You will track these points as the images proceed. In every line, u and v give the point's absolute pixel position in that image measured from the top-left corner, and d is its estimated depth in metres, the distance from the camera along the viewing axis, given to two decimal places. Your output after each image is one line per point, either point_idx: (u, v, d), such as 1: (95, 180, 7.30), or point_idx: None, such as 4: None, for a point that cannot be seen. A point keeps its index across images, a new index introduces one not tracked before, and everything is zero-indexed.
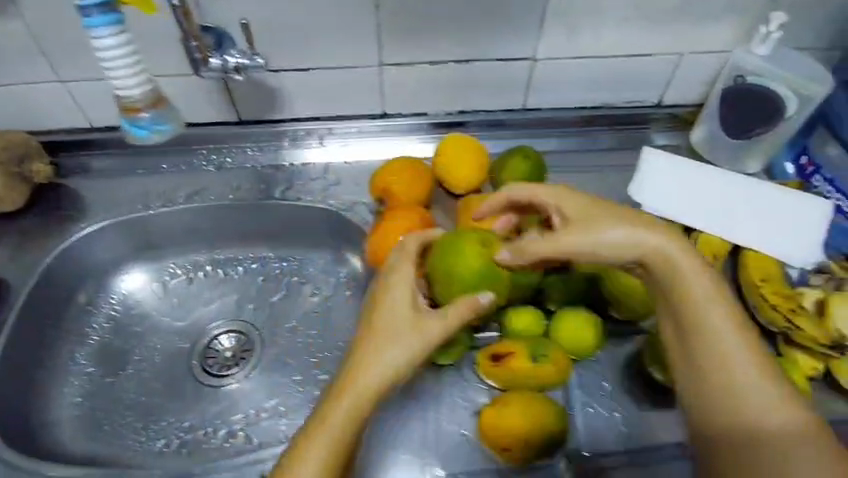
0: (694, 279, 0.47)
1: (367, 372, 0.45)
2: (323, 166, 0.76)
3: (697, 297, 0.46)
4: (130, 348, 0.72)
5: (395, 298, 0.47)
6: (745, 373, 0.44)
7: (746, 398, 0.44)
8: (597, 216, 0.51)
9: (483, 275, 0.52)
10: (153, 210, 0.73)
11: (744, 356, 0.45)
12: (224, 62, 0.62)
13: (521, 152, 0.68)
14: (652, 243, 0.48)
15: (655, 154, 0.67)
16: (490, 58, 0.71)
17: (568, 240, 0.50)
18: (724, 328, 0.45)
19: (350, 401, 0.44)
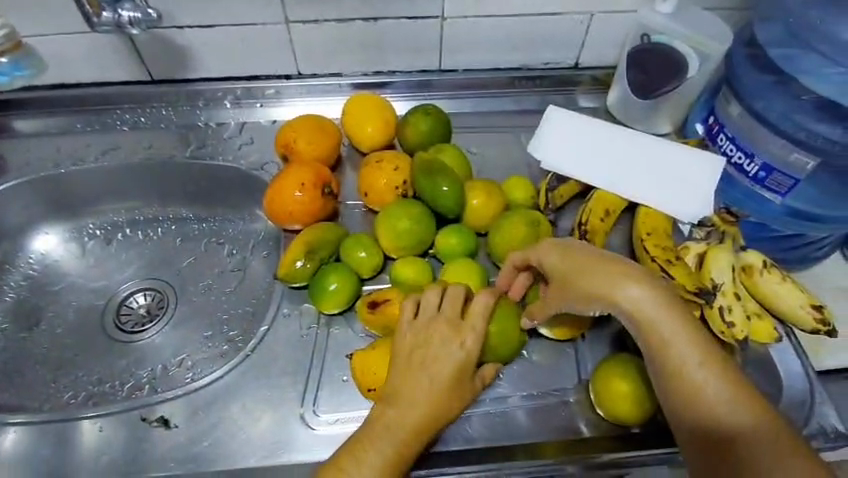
0: (651, 309, 0.48)
1: (414, 406, 0.49)
2: (236, 126, 0.77)
3: (655, 320, 0.47)
4: (44, 306, 0.72)
5: (414, 372, 0.50)
6: (715, 388, 0.46)
7: (722, 411, 0.45)
8: (587, 272, 0.50)
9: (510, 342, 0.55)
10: (65, 169, 0.73)
11: (707, 373, 0.46)
12: (116, 16, 0.62)
13: (422, 110, 0.68)
14: (620, 291, 0.49)
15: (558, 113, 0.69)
16: (398, 16, 0.71)
17: (565, 294, 0.51)
18: (685, 350, 0.47)
19: (388, 438, 0.48)
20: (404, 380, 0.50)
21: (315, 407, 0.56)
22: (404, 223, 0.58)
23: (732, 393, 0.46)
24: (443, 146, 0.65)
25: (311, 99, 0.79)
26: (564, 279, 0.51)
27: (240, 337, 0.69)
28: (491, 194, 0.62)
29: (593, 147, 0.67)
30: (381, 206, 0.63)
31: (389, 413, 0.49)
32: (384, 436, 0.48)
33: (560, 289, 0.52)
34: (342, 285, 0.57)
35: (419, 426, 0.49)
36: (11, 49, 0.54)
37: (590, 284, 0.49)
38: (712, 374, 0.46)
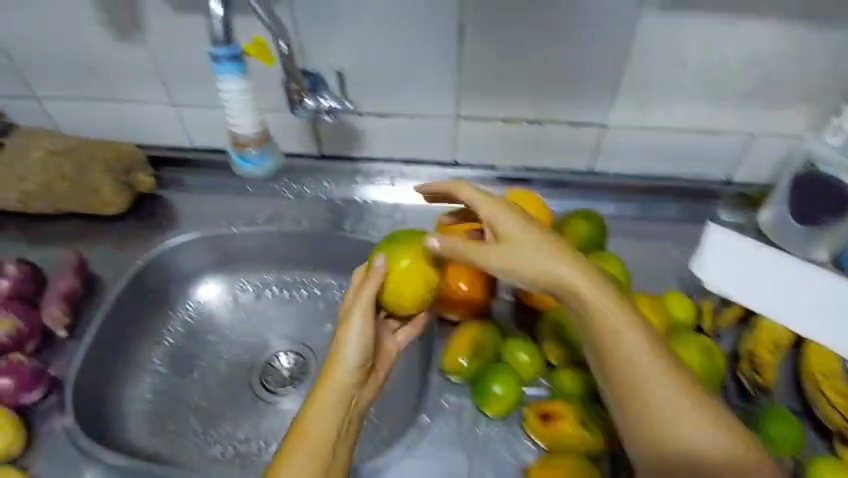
0: (598, 298, 0.50)
1: (340, 380, 0.51)
2: (390, 204, 0.82)
3: (634, 359, 0.49)
4: (198, 355, 0.77)
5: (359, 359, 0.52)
6: (658, 393, 0.48)
7: (657, 413, 0.47)
8: (605, 322, 0.50)
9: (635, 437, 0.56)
10: (236, 229, 0.79)
11: (674, 389, 0.48)
12: (317, 104, 0.67)
13: (581, 214, 0.70)
14: (569, 277, 0.51)
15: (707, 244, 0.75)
16: (562, 121, 0.74)
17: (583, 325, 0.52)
18: (619, 344, 0.49)
19: (326, 407, 0.50)
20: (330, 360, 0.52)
21: None
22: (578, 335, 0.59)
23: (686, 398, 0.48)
24: (603, 255, 0.66)
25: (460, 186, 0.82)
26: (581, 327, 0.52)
27: (377, 414, 0.71)
28: (661, 314, 0.64)
29: (752, 276, 0.71)
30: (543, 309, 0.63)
31: (331, 394, 0.51)
32: (323, 415, 0.50)
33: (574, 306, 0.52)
34: (509, 390, 0.58)
35: (343, 392, 0.51)
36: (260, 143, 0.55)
37: (573, 304, 0.52)
38: (643, 353, 0.49)
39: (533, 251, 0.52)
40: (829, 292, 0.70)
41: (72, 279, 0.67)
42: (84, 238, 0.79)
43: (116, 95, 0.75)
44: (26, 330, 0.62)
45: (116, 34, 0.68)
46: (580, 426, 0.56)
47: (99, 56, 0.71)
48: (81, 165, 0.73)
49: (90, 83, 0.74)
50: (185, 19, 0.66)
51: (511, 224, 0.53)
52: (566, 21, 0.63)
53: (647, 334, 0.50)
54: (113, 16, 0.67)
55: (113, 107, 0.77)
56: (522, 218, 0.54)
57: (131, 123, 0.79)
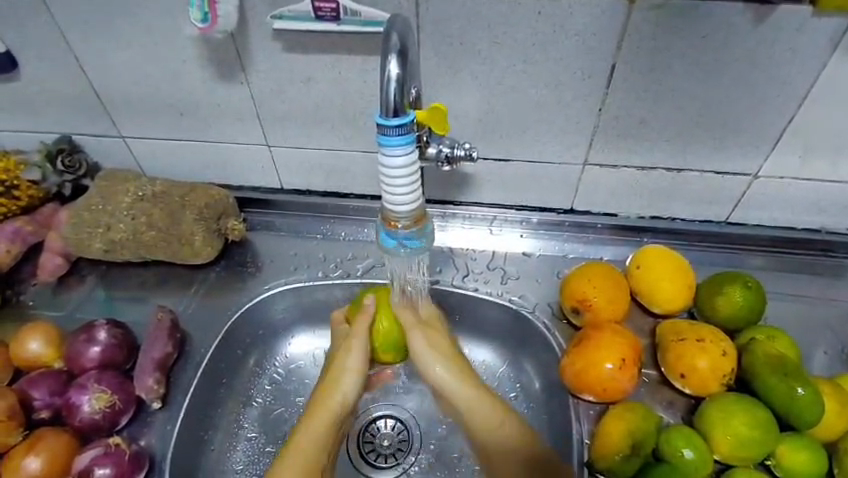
0: (421, 351, 0.60)
1: (329, 417, 0.59)
2: (498, 255, 0.74)
3: (471, 416, 0.60)
4: (289, 418, 0.69)
5: (330, 394, 0.59)
6: (497, 437, 0.59)
7: (499, 436, 0.59)
8: (423, 360, 0.60)
9: (742, 457, 0.51)
10: (331, 279, 0.73)
11: (481, 408, 0.59)
12: (438, 151, 0.60)
13: (739, 281, 0.60)
14: (416, 355, 0.61)
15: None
16: (704, 170, 0.66)
17: (463, 387, 0.59)
18: (473, 414, 0.59)
19: (322, 420, 0.58)
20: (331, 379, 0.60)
21: None
22: (751, 431, 0.50)
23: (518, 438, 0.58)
24: (771, 330, 0.57)
25: (575, 236, 0.74)
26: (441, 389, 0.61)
27: None
28: (845, 404, 0.53)
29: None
30: (702, 392, 0.56)
31: (308, 429, 0.58)
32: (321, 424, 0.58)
33: (462, 392, 0.59)
34: None
35: (329, 435, 0.58)
36: (416, 221, 0.45)
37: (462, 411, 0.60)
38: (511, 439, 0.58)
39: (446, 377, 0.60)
40: None
41: (166, 344, 0.63)
42: (169, 285, 0.73)
43: (210, 134, 0.70)
44: (121, 404, 0.58)
45: (220, 74, 0.63)
46: None
47: (198, 96, 0.66)
48: (174, 213, 0.67)
49: (182, 123, 0.69)
50: (294, 57, 0.60)
51: (415, 340, 0.60)
52: (737, 63, 0.56)
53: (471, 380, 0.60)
54: (218, 55, 0.62)
55: (202, 147, 0.72)
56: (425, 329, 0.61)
57: (220, 164, 0.74)
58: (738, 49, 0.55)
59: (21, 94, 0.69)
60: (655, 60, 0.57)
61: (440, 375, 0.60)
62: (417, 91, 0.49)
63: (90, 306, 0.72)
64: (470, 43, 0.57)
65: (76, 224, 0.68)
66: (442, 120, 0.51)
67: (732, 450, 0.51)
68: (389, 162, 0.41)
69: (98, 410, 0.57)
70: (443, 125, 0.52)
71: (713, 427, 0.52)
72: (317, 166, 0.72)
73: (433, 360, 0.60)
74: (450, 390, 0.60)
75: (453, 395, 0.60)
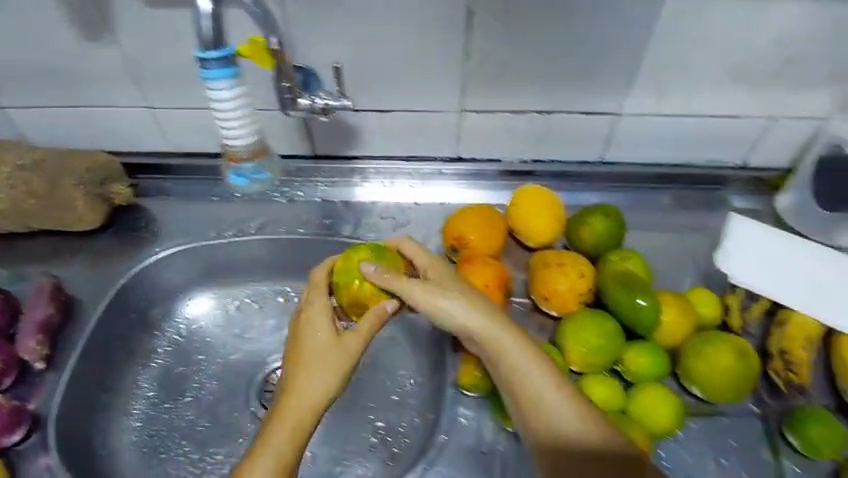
0: (509, 343, 0.51)
1: (309, 391, 0.50)
2: (390, 205, 0.76)
3: (546, 398, 0.50)
4: (190, 375, 0.72)
5: (309, 353, 0.51)
6: (566, 428, 0.49)
7: (556, 439, 0.49)
8: (495, 343, 0.52)
9: (590, 364, 0.56)
10: (224, 238, 0.74)
11: (544, 383, 0.51)
12: (312, 103, 0.62)
13: (600, 210, 0.65)
14: (479, 328, 0.52)
15: (751, 225, 0.65)
16: (573, 111, 0.70)
17: (527, 367, 0.51)
18: (550, 400, 0.50)
19: (294, 419, 0.49)
20: (298, 357, 0.51)
21: None
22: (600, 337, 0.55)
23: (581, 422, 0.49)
24: (625, 252, 0.62)
25: (465, 183, 0.77)
26: (505, 372, 0.51)
27: (388, 430, 0.66)
28: (684, 311, 0.58)
29: (795, 266, 0.63)
30: (562, 313, 0.60)
31: (291, 406, 0.49)
32: (295, 416, 0.49)
33: (486, 322, 0.52)
34: None
35: (307, 417, 0.49)
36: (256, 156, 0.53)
37: (527, 397, 0.51)
38: (569, 415, 0.50)
39: (518, 354, 0.51)
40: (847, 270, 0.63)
41: (48, 307, 0.64)
42: (60, 254, 0.73)
43: (89, 99, 0.70)
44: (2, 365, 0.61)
45: (90, 36, 0.63)
46: None
47: (70, 60, 0.65)
48: (52, 178, 0.67)
49: (60, 89, 0.69)
50: (160, 13, 0.61)
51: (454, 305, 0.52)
52: (583, 3, 0.60)
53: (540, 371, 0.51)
54: (81, 14, 0.61)
55: (83, 113, 0.71)
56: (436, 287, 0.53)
57: (105, 130, 0.73)
58: None
59: None
60: (508, 2, 0.60)
61: (458, 308, 0.52)
62: (276, 41, 0.56)
63: None
64: None
65: None
66: (263, 54, 0.57)
67: (581, 357, 0.56)
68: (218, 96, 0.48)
69: None
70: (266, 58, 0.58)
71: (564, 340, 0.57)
72: (205, 127, 0.72)
73: (490, 321, 0.52)
74: (499, 334, 0.52)
75: (508, 354, 0.51)
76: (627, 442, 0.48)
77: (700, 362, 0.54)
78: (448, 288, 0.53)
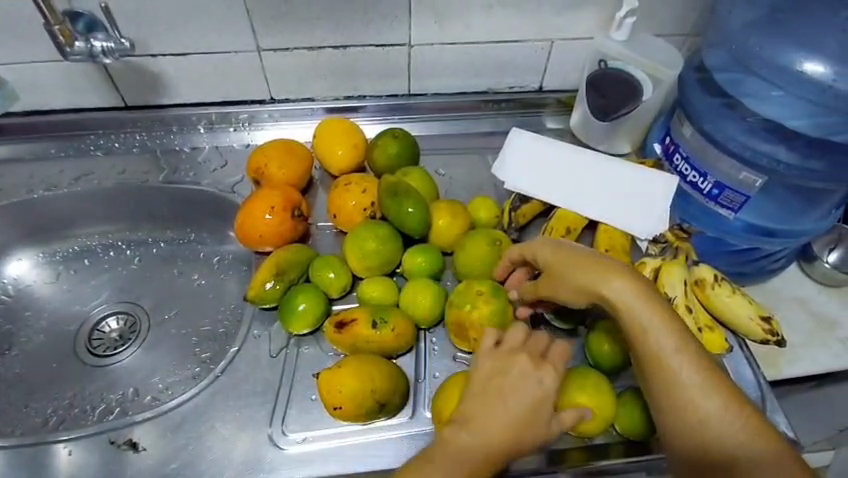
0: (633, 298, 0.50)
1: (465, 463, 0.45)
2: (211, 150, 0.79)
3: (673, 363, 0.49)
4: (16, 331, 0.72)
5: (486, 416, 0.46)
6: (692, 388, 0.48)
7: (705, 422, 0.48)
8: (633, 313, 0.50)
9: (370, 268, 0.61)
10: (38, 194, 0.74)
11: (684, 352, 0.49)
12: (90, 47, 0.65)
13: (390, 134, 0.70)
14: (600, 289, 0.51)
15: (525, 135, 0.72)
16: (366, 44, 0.74)
17: (662, 329, 0.49)
18: (691, 371, 0.49)
19: (452, 465, 0.45)
20: (475, 417, 0.47)
21: (274, 408, 0.57)
22: (483, 322, 0.55)
23: (725, 407, 0.48)
24: (408, 169, 0.67)
25: (283, 124, 0.81)
26: (642, 346, 0.50)
27: (212, 358, 0.70)
28: (456, 216, 0.64)
29: (565, 170, 0.70)
30: (351, 227, 0.66)
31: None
32: (459, 460, 0.45)
33: (640, 301, 0.50)
34: (314, 306, 0.58)
35: None
36: None
37: (669, 377, 0.49)
38: (692, 375, 0.49)
39: (656, 324, 0.50)
40: (609, 167, 0.70)
41: None
42: None
43: None
44: None
45: None
46: (371, 326, 0.54)
47: None
48: None
49: None
50: None
51: (583, 283, 0.52)
52: None
53: (690, 347, 0.50)
54: None
55: None
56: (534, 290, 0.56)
57: None
58: None
59: None
60: None
61: (601, 279, 0.51)
62: None
63: None
64: None
65: None
66: None
67: (363, 260, 0.60)
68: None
69: None
70: None
71: (346, 249, 0.61)
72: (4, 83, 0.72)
73: (607, 276, 0.51)
74: (635, 304, 0.50)
75: (646, 326, 0.50)
76: (719, 398, 0.48)
77: (463, 257, 0.62)
78: (572, 267, 0.53)
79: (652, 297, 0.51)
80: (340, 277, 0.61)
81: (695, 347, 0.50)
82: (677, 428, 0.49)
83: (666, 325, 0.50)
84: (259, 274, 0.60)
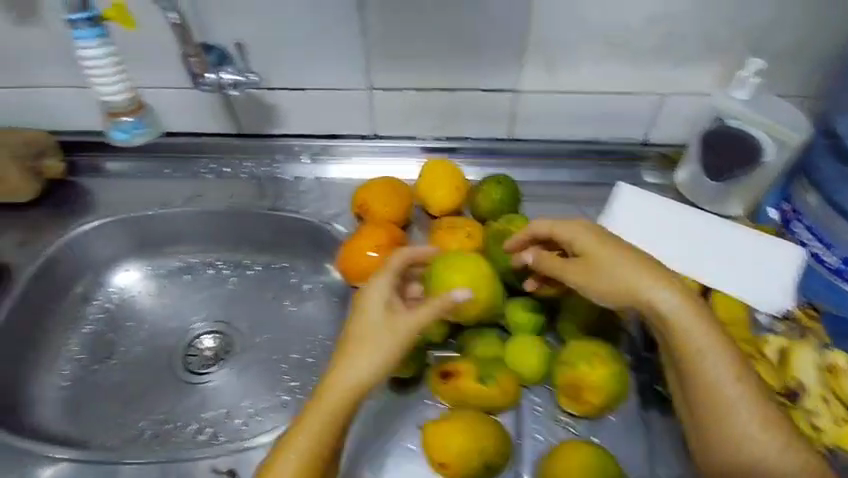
0: (690, 323, 0.51)
1: (355, 370, 0.52)
2: (312, 181, 0.81)
3: (724, 385, 0.50)
4: (117, 340, 0.75)
5: (369, 312, 0.54)
6: (745, 422, 0.50)
7: (752, 454, 0.49)
8: (688, 333, 0.51)
9: (473, 319, 0.58)
10: (152, 210, 0.78)
11: (738, 387, 0.50)
12: (219, 78, 0.67)
13: (494, 179, 0.70)
14: (653, 300, 0.52)
15: (633, 189, 0.69)
16: (475, 88, 0.74)
17: (718, 357, 0.51)
18: (745, 405, 0.50)
19: (352, 374, 0.52)
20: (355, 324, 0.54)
21: None
22: (598, 382, 0.54)
23: (779, 446, 0.49)
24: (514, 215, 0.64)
25: (383, 159, 0.81)
26: (691, 370, 0.51)
27: (301, 389, 0.70)
28: None
29: (677, 231, 0.67)
30: None
31: (328, 400, 0.51)
32: (360, 363, 0.52)
33: (695, 320, 0.51)
34: (414, 353, 0.58)
35: (344, 405, 0.52)
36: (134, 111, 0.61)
37: (721, 406, 0.50)
38: (748, 408, 0.50)
39: (707, 346, 0.51)
40: (725, 232, 0.66)
41: None
42: None
43: (19, 79, 0.74)
44: None
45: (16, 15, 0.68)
46: (476, 380, 0.54)
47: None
48: None
49: None
50: None
51: (643, 287, 0.53)
52: None
53: (745, 381, 0.51)
54: None
55: (13, 92, 0.75)
56: (587, 273, 0.55)
57: (38, 110, 0.77)
58: None
59: None
60: None
61: (660, 291, 0.52)
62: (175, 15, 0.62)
63: None
64: None
65: None
66: (124, 14, 0.58)
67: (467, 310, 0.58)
68: (85, 53, 0.57)
69: None
70: (127, 19, 0.58)
71: None
72: None
73: (664, 289, 0.52)
74: (689, 323, 0.51)
75: (696, 345, 0.51)
76: (764, 425, 0.50)
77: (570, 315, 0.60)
78: (617, 265, 0.54)
79: (709, 319, 0.52)
80: (439, 325, 0.59)
81: (751, 377, 0.51)
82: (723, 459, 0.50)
83: (721, 352, 0.51)
84: None
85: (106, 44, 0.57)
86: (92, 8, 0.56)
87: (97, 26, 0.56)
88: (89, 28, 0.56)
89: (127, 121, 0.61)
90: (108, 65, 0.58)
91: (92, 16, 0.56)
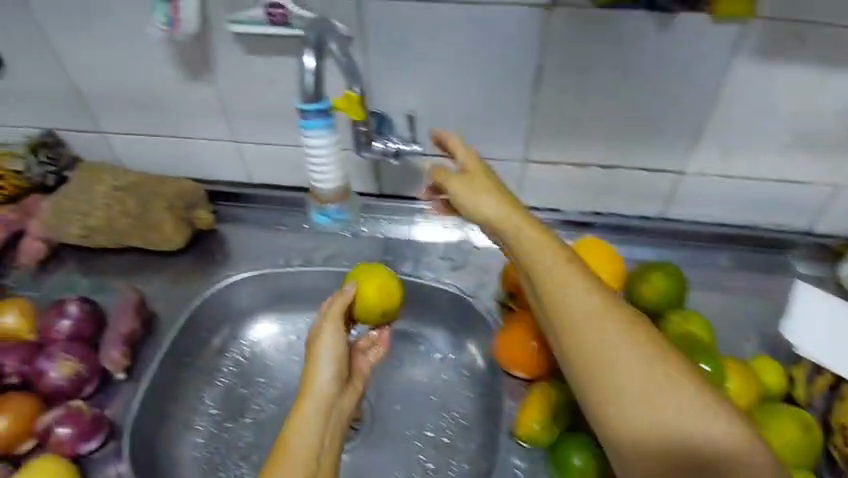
0: (566, 276, 0.51)
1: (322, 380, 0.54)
2: (450, 247, 0.79)
3: (607, 345, 0.47)
4: (249, 397, 0.74)
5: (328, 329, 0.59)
6: (630, 375, 0.46)
7: (667, 422, 0.43)
8: (576, 290, 0.50)
9: None
10: (293, 267, 0.77)
11: (614, 339, 0.47)
12: (385, 146, 0.66)
13: (659, 267, 0.66)
14: (543, 259, 0.52)
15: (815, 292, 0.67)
16: (636, 167, 0.71)
17: (583, 305, 0.49)
18: (626, 360, 0.46)
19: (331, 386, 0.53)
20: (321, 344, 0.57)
21: None
22: None
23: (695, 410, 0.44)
24: (690, 315, 0.63)
25: None
26: (564, 325, 0.49)
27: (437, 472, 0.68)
28: (748, 379, 0.60)
29: None
30: None
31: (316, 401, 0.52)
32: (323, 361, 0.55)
33: (574, 274, 0.51)
34: (589, 464, 0.54)
35: (323, 403, 0.52)
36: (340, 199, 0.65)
37: (605, 363, 0.47)
38: (631, 359, 0.46)
39: (580, 295, 0.49)
40: None
41: (133, 321, 0.69)
42: (143, 270, 0.78)
43: (178, 130, 0.75)
44: (86, 373, 0.65)
45: (187, 72, 0.69)
46: None
47: (166, 93, 0.72)
48: (145, 203, 0.72)
49: (154, 117, 0.74)
50: (257, 59, 0.66)
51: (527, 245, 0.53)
52: (651, 68, 0.62)
53: (635, 338, 0.47)
54: (184, 54, 0.67)
55: (170, 141, 0.77)
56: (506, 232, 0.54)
57: (190, 159, 0.79)
58: (650, 55, 0.61)
59: (8, 93, 0.75)
60: (577, 62, 0.62)
61: (540, 247, 0.53)
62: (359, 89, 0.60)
63: (69, 288, 0.76)
64: (407, 45, 0.63)
65: (57, 213, 0.73)
66: (355, 106, 0.60)
67: None
68: (313, 143, 0.60)
69: (64, 377, 0.64)
70: (358, 112, 0.60)
71: None
72: (283, 161, 0.77)
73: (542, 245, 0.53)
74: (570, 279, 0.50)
75: (581, 297, 0.49)
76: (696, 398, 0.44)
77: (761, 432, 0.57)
78: (517, 227, 0.54)
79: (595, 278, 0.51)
80: None
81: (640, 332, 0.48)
82: (637, 439, 0.44)
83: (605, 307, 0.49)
84: (527, 411, 0.57)
85: (331, 135, 0.60)
86: (324, 99, 0.58)
87: (327, 117, 0.59)
88: (320, 119, 0.59)
89: (331, 207, 0.65)
90: (329, 158, 0.61)
91: (325, 108, 0.58)
